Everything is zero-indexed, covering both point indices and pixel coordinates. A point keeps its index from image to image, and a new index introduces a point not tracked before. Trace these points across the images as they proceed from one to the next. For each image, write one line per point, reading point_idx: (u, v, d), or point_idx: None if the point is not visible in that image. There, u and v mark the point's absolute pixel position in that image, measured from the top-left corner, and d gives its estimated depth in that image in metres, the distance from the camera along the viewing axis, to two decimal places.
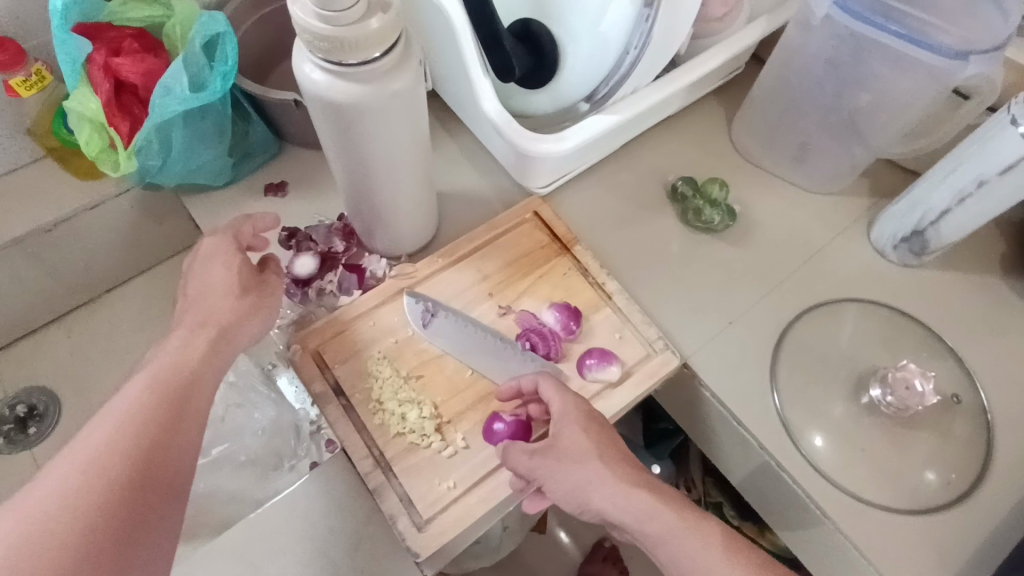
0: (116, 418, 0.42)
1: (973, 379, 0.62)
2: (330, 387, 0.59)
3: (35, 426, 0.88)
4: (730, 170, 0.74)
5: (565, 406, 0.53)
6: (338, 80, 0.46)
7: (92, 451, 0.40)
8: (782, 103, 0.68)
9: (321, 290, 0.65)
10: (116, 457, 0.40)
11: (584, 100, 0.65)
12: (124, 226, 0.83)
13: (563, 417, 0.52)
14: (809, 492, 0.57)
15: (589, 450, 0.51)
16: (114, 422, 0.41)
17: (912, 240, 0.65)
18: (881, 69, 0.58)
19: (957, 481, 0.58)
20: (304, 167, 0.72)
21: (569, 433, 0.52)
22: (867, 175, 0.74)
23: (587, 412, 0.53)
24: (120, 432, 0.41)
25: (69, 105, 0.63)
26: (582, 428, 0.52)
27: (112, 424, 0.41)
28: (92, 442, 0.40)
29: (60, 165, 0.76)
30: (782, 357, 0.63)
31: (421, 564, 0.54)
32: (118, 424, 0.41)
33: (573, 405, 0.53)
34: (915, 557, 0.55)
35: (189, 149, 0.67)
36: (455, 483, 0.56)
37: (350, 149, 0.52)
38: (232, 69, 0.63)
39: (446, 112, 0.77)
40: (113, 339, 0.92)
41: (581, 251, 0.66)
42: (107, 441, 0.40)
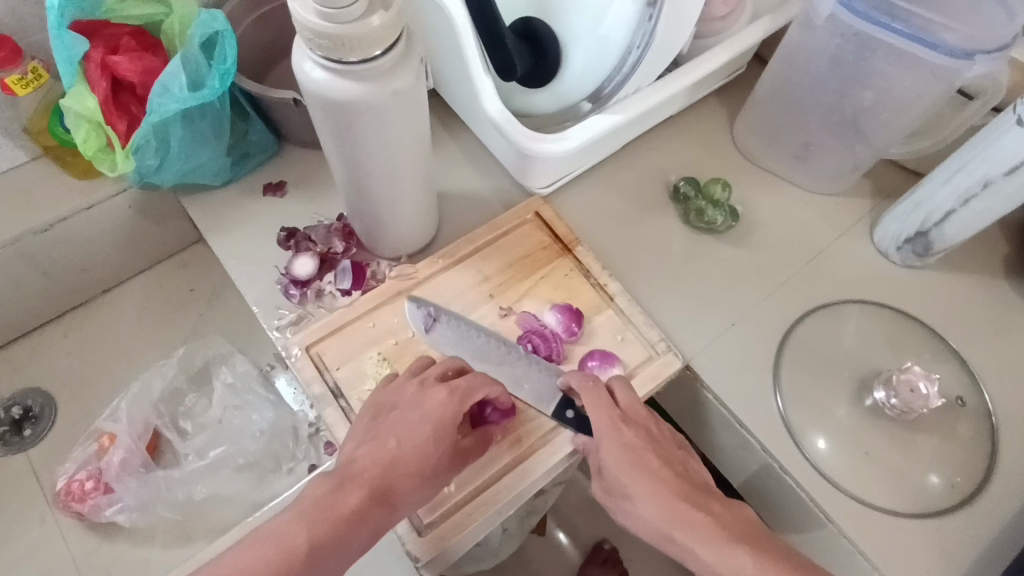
0: (281, 533, 0.46)
1: (977, 381, 0.62)
2: (329, 389, 0.59)
3: (30, 428, 0.87)
4: (732, 170, 0.73)
5: (600, 427, 0.54)
6: (340, 79, 0.45)
7: (238, 566, 0.44)
8: (786, 103, 0.67)
9: (320, 291, 0.64)
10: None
11: (586, 100, 0.64)
12: (122, 226, 0.82)
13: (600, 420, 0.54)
14: (813, 495, 0.57)
15: (627, 473, 0.52)
16: (269, 536, 0.45)
17: (915, 242, 0.65)
18: (885, 68, 0.57)
19: (962, 485, 0.58)
20: (303, 167, 0.72)
21: (607, 455, 0.54)
22: (869, 175, 0.73)
23: (620, 431, 0.54)
24: (272, 550, 0.44)
25: (66, 104, 0.62)
26: (614, 449, 0.53)
27: (269, 541, 0.45)
28: (241, 559, 0.44)
29: (57, 165, 0.75)
30: (785, 359, 0.63)
31: (421, 568, 0.54)
32: (270, 544, 0.45)
33: (605, 425, 0.54)
34: (919, 561, 0.55)
35: (188, 148, 0.65)
36: (455, 487, 0.55)
37: (351, 148, 0.51)
38: (231, 67, 0.62)
39: (446, 111, 0.76)
40: (109, 340, 0.91)
41: (583, 252, 0.66)
42: (253, 563, 0.44)
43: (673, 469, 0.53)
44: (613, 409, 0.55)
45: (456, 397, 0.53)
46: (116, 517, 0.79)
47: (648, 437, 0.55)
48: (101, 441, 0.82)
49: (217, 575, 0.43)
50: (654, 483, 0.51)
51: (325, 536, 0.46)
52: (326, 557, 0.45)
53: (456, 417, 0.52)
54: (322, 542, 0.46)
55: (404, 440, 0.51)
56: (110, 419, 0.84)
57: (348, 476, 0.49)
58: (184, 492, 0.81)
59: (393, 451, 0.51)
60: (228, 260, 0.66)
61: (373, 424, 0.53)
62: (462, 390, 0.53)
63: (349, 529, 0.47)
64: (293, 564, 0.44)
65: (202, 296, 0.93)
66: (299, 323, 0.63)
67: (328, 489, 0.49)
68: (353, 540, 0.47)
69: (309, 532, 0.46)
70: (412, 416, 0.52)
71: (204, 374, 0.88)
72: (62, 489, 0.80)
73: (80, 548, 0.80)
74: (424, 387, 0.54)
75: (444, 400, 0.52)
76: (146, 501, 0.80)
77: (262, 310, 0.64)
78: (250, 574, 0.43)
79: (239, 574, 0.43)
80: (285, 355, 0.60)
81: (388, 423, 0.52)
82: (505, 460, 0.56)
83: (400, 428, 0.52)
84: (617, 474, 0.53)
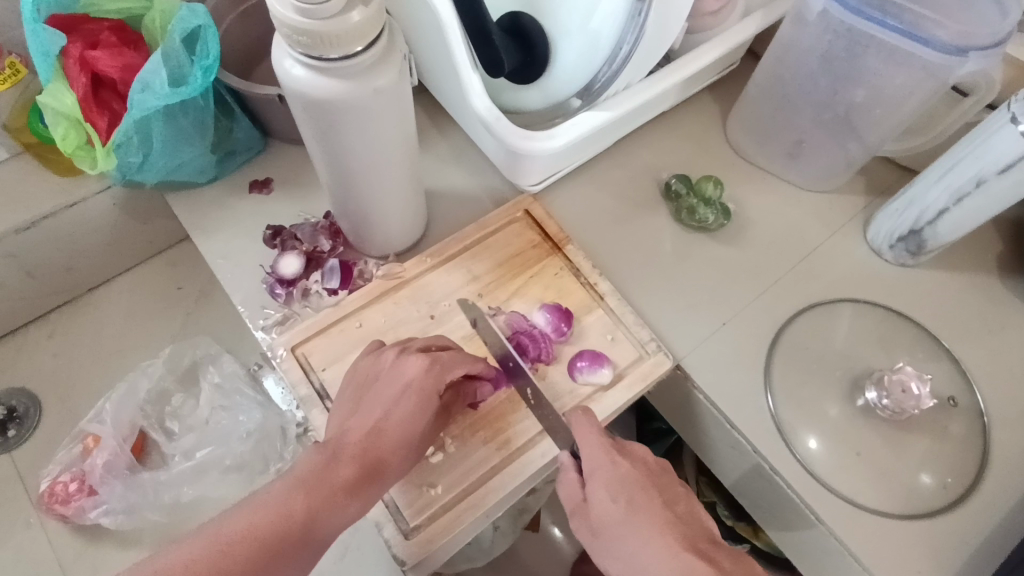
0: (281, 498, 0.44)
1: (969, 380, 0.62)
2: (315, 390, 0.58)
3: (15, 429, 0.86)
4: (724, 167, 0.73)
5: (595, 459, 0.50)
6: (321, 76, 0.44)
7: (239, 530, 0.42)
8: (777, 100, 0.66)
9: (306, 290, 0.64)
10: (255, 543, 0.42)
11: (576, 96, 0.63)
12: (106, 223, 0.82)
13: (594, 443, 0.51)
14: (804, 496, 0.56)
15: (620, 512, 0.48)
16: (269, 501, 0.44)
17: (908, 240, 0.64)
18: (877, 65, 0.56)
19: (953, 485, 0.57)
20: (289, 164, 0.71)
21: (600, 491, 0.49)
22: (862, 172, 0.72)
23: (615, 465, 0.50)
24: (274, 515, 0.43)
25: (42, 101, 0.61)
26: (609, 485, 0.49)
27: (270, 505, 0.43)
28: (242, 522, 0.43)
29: (40, 163, 0.74)
30: (776, 358, 0.62)
31: (408, 572, 0.53)
32: (271, 504, 0.44)
33: (600, 456, 0.50)
34: (910, 562, 0.54)
35: (172, 146, 0.65)
36: (443, 489, 0.55)
37: (335, 146, 0.50)
38: (214, 64, 0.61)
39: (434, 107, 0.75)
40: (96, 339, 0.91)
41: (573, 251, 0.65)
42: (255, 526, 0.42)
43: (673, 510, 0.49)
44: (607, 441, 0.51)
45: (435, 366, 0.52)
46: (102, 519, 0.79)
47: (646, 474, 0.51)
48: (86, 442, 0.82)
49: (218, 537, 0.42)
50: (654, 524, 0.47)
51: (324, 502, 0.44)
52: (325, 522, 0.44)
53: (437, 385, 0.51)
54: (321, 508, 0.44)
55: (389, 410, 0.50)
56: (96, 420, 0.83)
57: (339, 449, 0.47)
58: (171, 494, 0.79)
59: (379, 421, 0.49)
60: (214, 258, 0.65)
61: (357, 395, 0.52)
62: (442, 363, 0.52)
63: (344, 498, 0.45)
64: (293, 526, 0.43)
65: (190, 294, 0.94)
66: (285, 323, 0.62)
67: (322, 460, 0.46)
68: (349, 509, 0.45)
69: (306, 498, 0.44)
70: (394, 385, 0.51)
71: (192, 374, 0.88)
72: (46, 492, 0.79)
73: (67, 549, 0.80)
74: (402, 356, 0.52)
75: (422, 367, 0.51)
76: (132, 504, 0.79)
77: (247, 310, 0.63)
78: (253, 532, 0.42)
79: (241, 538, 0.42)
80: (271, 355, 0.59)
81: (372, 394, 0.51)
82: (493, 462, 0.56)
83: (385, 398, 0.50)
84: (608, 514, 0.49)
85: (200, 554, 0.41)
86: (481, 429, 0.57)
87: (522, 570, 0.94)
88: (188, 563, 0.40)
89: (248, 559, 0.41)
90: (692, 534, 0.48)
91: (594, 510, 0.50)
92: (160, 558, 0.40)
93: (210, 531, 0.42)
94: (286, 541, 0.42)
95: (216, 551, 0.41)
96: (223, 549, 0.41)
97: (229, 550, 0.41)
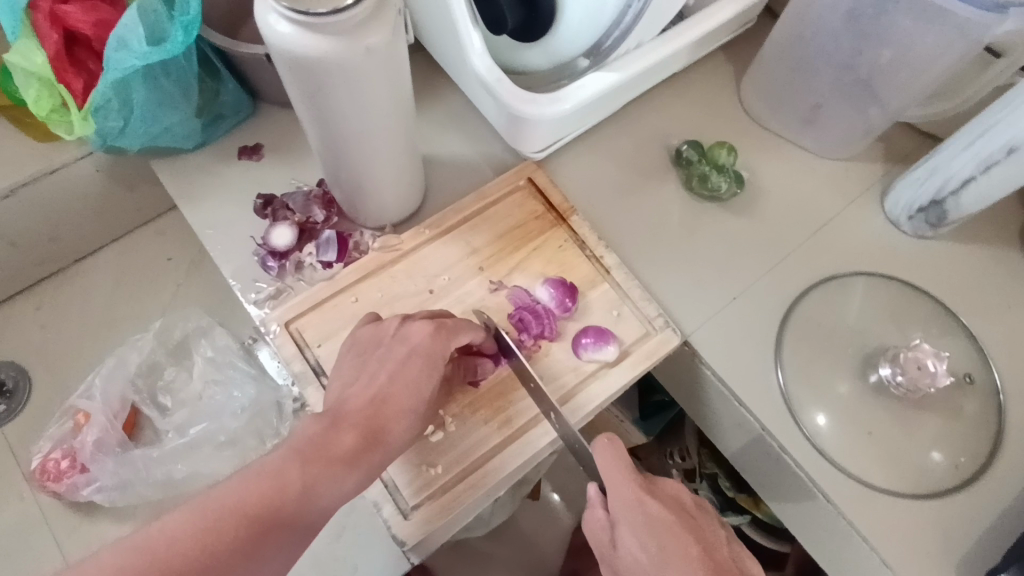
0: (276, 469, 0.42)
1: (986, 356, 0.59)
2: (310, 366, 0.56)
3: (4, 403, 0.85)
4: (737, 133, 0.69)
5: (623, 503, 0.49)
6: (307, 32, 0.40)
7: (231, 502, 0.40)
8: (795, 62, 0.62)
9: (299, 263, 0.61)
10: (247, 516, 0.40)
11: (584, 56, 0.59)
12: (89, 192, 0.79)
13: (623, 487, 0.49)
14: (812, 476, 0.55)
15: (653, 560, 0.47)
16: (263, 471, 0.41)
17: (929, 211, 0.61)
18: (907, 24, 0.52)
19: (965, 465, 0.56)
20: (279, 130, 0.67)
21: (628, 536, 0.48)
22: (882, 139, 0.69)
23: (646, 508, 0.49)
24: (267, 487, 0.41)
25: (10, 60, 0.58)
26: (637, 529, 0.48)
27: (263, 476, 0.41)
28: (234, 494, 0.41)
29: (16, 127, 0.70)
30: (787, 334, 0.60)
31: (406, 551, 0.52)
32: (265, 477, 0.41)
33: (628, 499, 0.49)
34: (920, 544, 0.53)
35: (153, 110, 0.61)
36: (443, 468, 0.53)
37: (324, 110, 0.47)
38: (195, 20, 0.56)
39: (432, 69, 0.71)
40: (84, 311, 0.89)
41: (578, 222, 0.62)
42: (247, 499, 0.40)
43: (710, 556, 0.48)
44: (637, 480, 0.50)
45: (442, 330, 0.50)
46: (95, 496, 0.77)
47: (678, 515, 0.50)
48: (76, 418, 0.80)
49: (205, 510, 0.40)
50: (689, 572, 0.46)
51: (321, 473, 0.42)
52: (321, 494, 0.42)
53: (443, 351, 0.50)
54: (318, 478, 0.42)
55: (395, 374, 0.48)
56: (85, 395, 0.82)
57: (340, 415, 0.46)
58: (165, 472, 0.77)
59: (384, 385, 0.47)
60: (202, 230, 0.63)
61: (359, 360, 0.50)
62: (448, 328, 0.51)
63: (344, 468, 0.43)
64: (287, 498, 0.41)
65: (181, 266, 0.92)
66: (278, 297, 0.60)
67: (321, 428, 0.45)
68: (349, 479, 0.43)
69: (304, 469, 0.42)
70: (399, 351, 0.49)
71: (184, 349, 0.86)
72: (38, 468, 0.78)
73: (62, 524, 0.79)
74: (406, 323, 0.51)
75: (428, 332, 0.50)
76: (125, 482, 0.77)
77: (239, 283, 0.61)
78: (245, 507, 0.40)
79: (232, 511, 0.40)
80: (263, 331, 0.57)
81: (375, 359, 0.49)
82: (494, 441, 0.54)
83: (390, 363, 0.48)
84: (639, 561, 0.47)
85: (188, 528, 0.39)
86: (482, 408, 0.55)
87: (521, 540, 0.94)
88: (174, 537, 0.38)
89: (240, 533, 0.39)
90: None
91: (625, 556, 0.48)
92: (143, 531, 0.39)
93: (198, 503, 0.40)
94: (280, 514, 0.41)
95: (204, 524, 0.39)
96: (213, 524, 0.39)
97: (220, 524, 0.39)
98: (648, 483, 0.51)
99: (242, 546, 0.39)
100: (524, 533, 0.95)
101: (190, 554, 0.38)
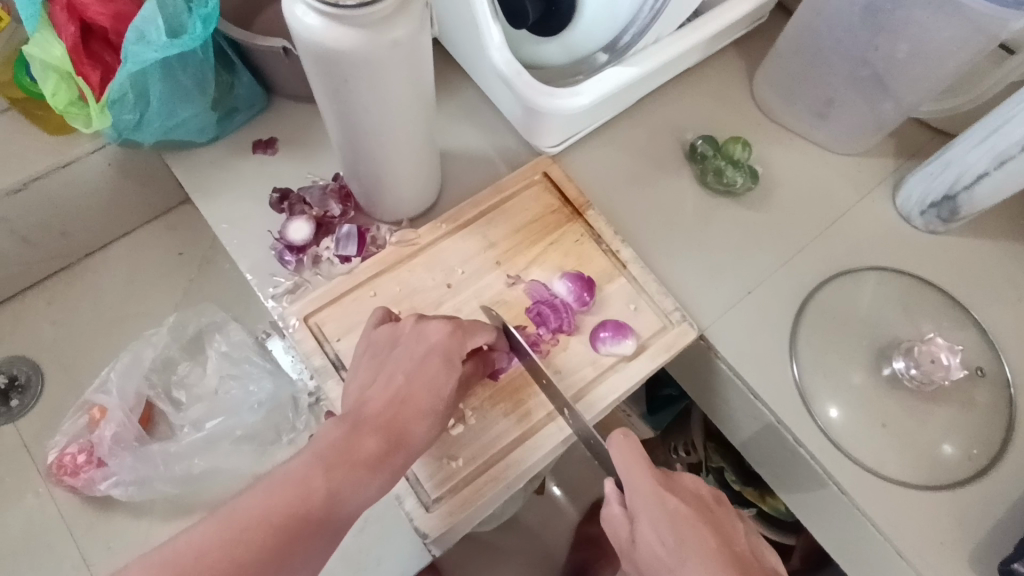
0: (300, 476, 0.41)
1: (997, 349, 0.60)
2: (330, 360, 0.56)
3: (18, 399, 0.84)
4: (751, 128, 0.69)
5: (640, 498, 0.48)
6: (335, 25, 0.41)
7: (257, 511, 0.40)
8: (810, 57, 0.63)
9: (317, 257, 0.61)
10: (273, 527, 0.40)
11: (602, 50, 0.60)
12: (101, 185, 0.78)
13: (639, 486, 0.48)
14: (829, 468, 0.55)
15: (673, 555, 0.45)
16: (288, 479, 0.41)
17: (941, 206, 0.62)
18: (925, 18, 0.52)
19: (978, 456, 0.56)
20: (294, 123, 0.67)
21: (648, 531, 0.47)
22: (894, 133, 0.69)
23: (664, 500, 0.48)
24: (294, 494, 0.41)
25: (30, 50, 0.57)
26: (658, 524, 0.47)
27: (288, 484, 0.41)
28: (261, 504, 0.40)
29: (27, 119, 0.70)
30: (802, 327, 0.60)
31: (430, 544, 0.53)
32: (290, 483, 0.41)
33: (646, 492, 0.48)
34: (934, 533, 0.54)
35: (169, 103, 0.61)
36: (464, 461, 0.53)
37: (348, 103, 0.47)
38: (213, 13, 0.56)
39: (446, 62, 0.71)
40: (96, 307, 0.88)
41: (594, 216, 0.62)
42: (273, 509, 0.40)
43: (730, 549, 0.47)
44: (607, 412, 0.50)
45: (458, 331, 0.50)
46: (113, 490, 0.77)
47: (699, 510, 0.49)
48: (92, 413, 0.80)
49: (232, 521, 0.39)
50: (710, 564, 0.44)
51: (345, 477, 0.42)
52: (347, 499, 0.42)
53: (460, 349, 0.50)
54: (343, 482, 0.42)
55: (412, 375, 0.48)
56: (101, 390, 0.82)
57: (360, 419, 0.45)
58: (182, 466, 0.78)
59: (402, 385, 0.47)
60: (217, 223, 0.62)
61: (376, 362, 0.50)
62: (463, 328, 0.51)
63: (368, 473, 0.43)
64: (315, 504, 0.41)
65: (192, 260, 0.91)
66: (296, 292, 0.60)
67: (342, 432, 0.44)
68: (374, 482, 0.43)
69: (328, 474, 0.42)
70: (414, 349, 0.49)
71: (197, 343, 0.86)
72: (55, 463, 0.79)
73: (77, 520, 0.79)
74: (423, 320, 0.51)
75: (446, 330, 0.50)
76: (143, 476, 0.77)
77: (256, 278, 0.61)
78: (269, 517, 0.40)
79: (259, 520, 0.40)
80: (283, 325, 0.57)
81: (392, 359, 0.49)
82: (516, 434, 0.54)
83: (406, 361, 0.48)
84: (660, 558, 0.46)
85: (215, 540, 0.39)
86: (501, 402, 0.55)
87: (528, 536, 0.95)
88: (202, 548, 0.38)
89: (266, 541, 0.39)
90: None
91: (644, 552, 0.47)
92: (173, 544, 0.39)
93: (225, 513, 0.40)
94: (305, 523, 0.40)
95: (232, 534, 0.39)
96: (240, 534, 0.39)
97: (248, 533, 0.39)
98: (667, 477, 0.50)
99: (270, 555, 0.39)
100: (536, 522, 0.95)
101: (218, 564, 0.38)
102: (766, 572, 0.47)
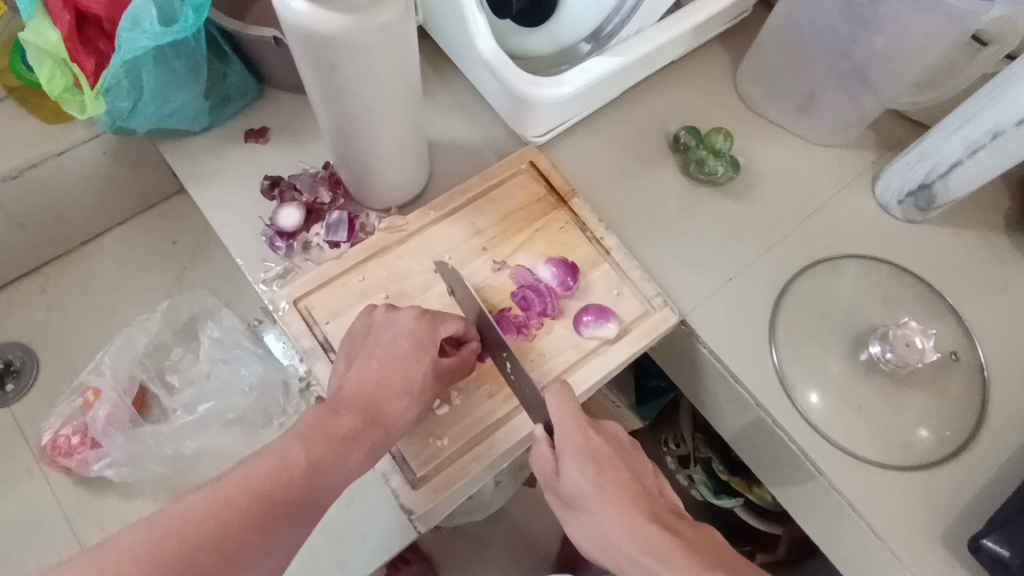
0: (281, 449, 0.43)
1: (972, 337, 0.61)
2: (318, 342, 0.57)
3: (12, 382, 0.85)
4: (733, 120, 0.71)
5: (567, 437, 0.49)
6: (320, 10, 0.42)
7: (239, 479, 0.41)
8: (791, 50, 0.64)
9: (306, 243, 0.62)
10: (255, 493, 0.41)
11: (585, 41, 0.62)
12: (97, 173, 0.79)
13: (576, 441, 0.49)
14: (806, 450, 0.57)
15: (592, 487, 0.48)
16: (270, 452, 0.43)
17: (917, 196, 0.63)
18: (898, 11, 0.54)
19: (951, 438, 0.58)
20: (285, 113, 0.69)
21: (571, 465, 0.49)
22: (874, 127, 0.71)
23: (589, 439, 0.50)
24: (275, 466, 0.42)
25: (25, 37, 0.58)
26: (581, 461, 0.49)
27: (271, 457, 0.43)
28: (244, 474, 0.42)
29: (23, 107, 0.72)
30: (782, 313, 0.62)
31: (415, 521, 0.54)
32: (272, 456, 0.43)
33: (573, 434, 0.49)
34: (906, 514, 0.55)
35: (162, 91, 0.62)
36: (450, 439, 0.55)
37: (334, 88, 0.48)
38: (206, 3, 0.58)
39: (435, 55, 0.73)
40: (90, 294, 0.90)
41: (579, 204, 0.64)
42: (256, 477, 0.42)
43: (637, 483, 0.50)
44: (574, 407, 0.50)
45: (427, 316, 0.51)
46: (105, 471, 0.78)
47: (616, 449, 0.52)
48: (86, 395, 0.82)
49: (217, 487, 0.41)
50: (621, 498, 0.48)
51: (325, 451, 0.44)
52: (330, 470, 0.44)
53: (431, 336, 0.51)
54: (323, 456, 0.44)
55: (392, 358, 0.49)
56: (94, 372, 0.83)
57: (342, 400, 0.47)
58: (173, 447, 0.79)
59: (382, 368, 0.49)
60: (210, 210, 0.64)
61: (352, 350, 0.51)
62: (432, 315, 0.52)
63: (346, 445, 0.45)
64: (296, 475, 0.42)
65: (185, 249, 0.93)
66: (286, 276, 0.61)
67: (323, 413, 0.46)
68: (351, 455, 0.45)
69: (308, 448, 0.43)
70: (388, 336, 0.50)
71: (190, 329, 0.87)
72: (49, 444, 0.80)
73: (70, 501, 0.80)
74: (395, 310, 0.52)
75: (414, 318, 0.51)
76: (135, 456, 0.79)
77: (245, 263, 0.62)
78: (252, 484, 0.41)
79: (243, 488, 0.41)
80: (272, 308, 0.58)
81: (367, 347, 0.50)
82: (500, 415, 0.56)
83: (380, 346, 0.50)
84: (579, 487, 0.49)
85: (202, 505, 0.40)
86: (486, 383, 0.57)
87: (517, 523, 0.95)
88: (190, 512, 0.40)
89: (251, 507, 0.41)
90: (655, 506, 0.49)
91: (567, 484, 0.50)
92: (161, 512, 0.40)
93: (211, 485, 0.41)
94: (286, 494, 0.42)
95: (215, 498, 0.40)
96: (224, 497, 0.40)
97: (231, 499, 0.41)
98: (593, 422, 0.52)
99: (255, 519, 0.40)
100: (526, 509, 0.96)
101: (205, 526, 0.39)
102: (672, 507, 0.51)
